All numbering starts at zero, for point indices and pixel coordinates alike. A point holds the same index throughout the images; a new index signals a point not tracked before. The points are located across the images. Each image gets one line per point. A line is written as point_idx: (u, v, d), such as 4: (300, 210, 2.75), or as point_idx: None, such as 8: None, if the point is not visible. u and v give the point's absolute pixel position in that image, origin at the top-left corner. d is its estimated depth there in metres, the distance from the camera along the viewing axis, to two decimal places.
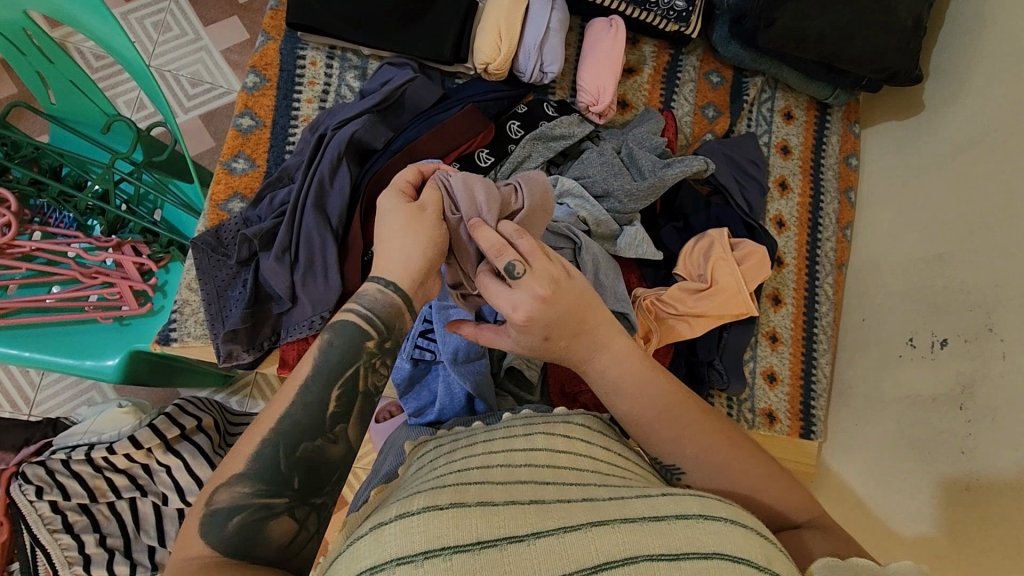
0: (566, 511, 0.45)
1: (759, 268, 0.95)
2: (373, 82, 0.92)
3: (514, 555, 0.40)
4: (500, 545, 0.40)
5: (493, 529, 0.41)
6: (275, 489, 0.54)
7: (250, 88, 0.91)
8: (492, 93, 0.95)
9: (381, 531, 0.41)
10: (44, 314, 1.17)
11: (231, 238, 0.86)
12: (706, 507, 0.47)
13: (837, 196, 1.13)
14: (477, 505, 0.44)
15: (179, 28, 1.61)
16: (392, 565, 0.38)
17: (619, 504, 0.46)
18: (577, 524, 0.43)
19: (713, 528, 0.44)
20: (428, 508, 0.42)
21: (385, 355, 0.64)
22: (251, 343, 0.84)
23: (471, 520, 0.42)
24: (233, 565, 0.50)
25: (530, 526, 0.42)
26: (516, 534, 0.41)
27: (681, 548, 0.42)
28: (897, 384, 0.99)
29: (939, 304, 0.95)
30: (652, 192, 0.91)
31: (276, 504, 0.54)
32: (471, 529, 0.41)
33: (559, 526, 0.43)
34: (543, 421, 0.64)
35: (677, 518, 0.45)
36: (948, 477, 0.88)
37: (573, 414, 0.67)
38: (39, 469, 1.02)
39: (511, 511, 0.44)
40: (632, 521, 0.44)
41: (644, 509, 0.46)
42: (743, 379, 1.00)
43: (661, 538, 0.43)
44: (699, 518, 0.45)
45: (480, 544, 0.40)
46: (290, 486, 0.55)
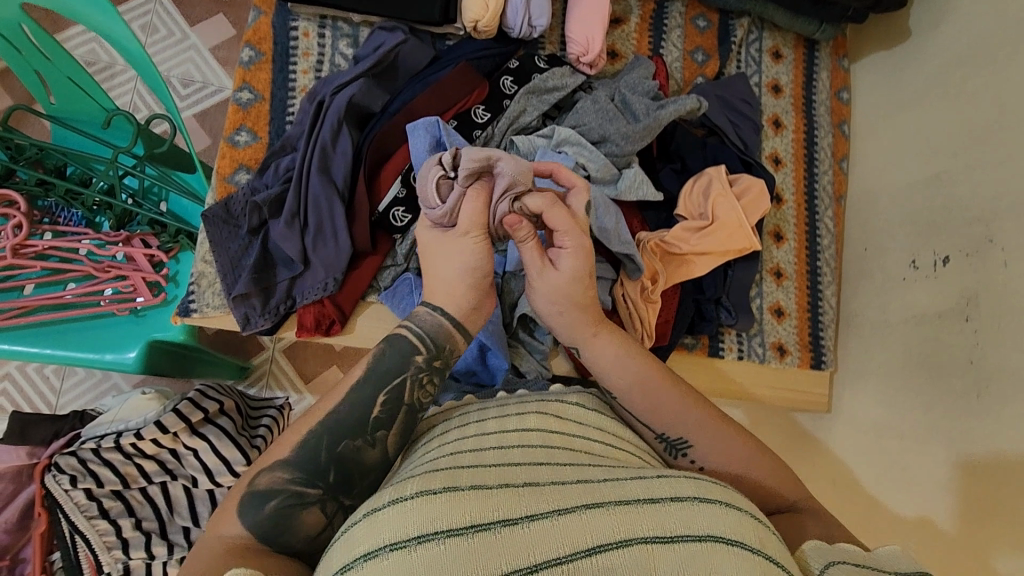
0: (557, 493, 0.50)
1: (759, 200, 0.97)
2: (366, 48, 0.93)
3: (508, 536, 0.46)
4: (495, 529, 0.46)
5: (486, 513, 0.47)
6: (309, 478, 0.62)
7: (247, 62, 0.92)
8: (484, 50, 0.97)
9: (377, 516, 0.48)
10: (64, 310, 1.21)
11: (241, 209, 0.87)
12: (700, 489, 0.51)
13: (830, 130, 1.15)
14: (470, 489, 0.49)
15: (167, 29, 1.62)
16: (389, 549, 0.45)
17: (613, 487, 0.51)
18: (573, 506, 0.48)
19: (707, 509, 0.48)
20: (421, 493, 0.48)
21: (432, 373, 0.71)
22: (268, 309, 0.86)
23: (465, 502, 0.48)
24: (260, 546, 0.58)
25: (523, 509, 0.48)
26: (508, 517, 0.47)
27: (676, 530, 0.46)
28: (903, 305, 1.01)
29: (937, 224, 0.97)
30: (648, 133, 0.93)
31: (308, 494, 0.62)
32: (465, 512, 0.47)
33: (554, 509, 0.48)
34: (536, 401, 0.67)
35: (672, 500, 0.49)
36: (960, 388, 0.89)
37: (568, 393, 0.69)
38: (71, 459, 1.05)
39: (499, 496, 0.49)
40: (627, 504, 0.48)
41: (641, 491, 0.50)
42: (750, 314, 1.03)
43: (656, 520, 0.47)
44: (694, 500, 0.49)
45: (473, 527, 0.46)
46: (325, 479, 0.63)
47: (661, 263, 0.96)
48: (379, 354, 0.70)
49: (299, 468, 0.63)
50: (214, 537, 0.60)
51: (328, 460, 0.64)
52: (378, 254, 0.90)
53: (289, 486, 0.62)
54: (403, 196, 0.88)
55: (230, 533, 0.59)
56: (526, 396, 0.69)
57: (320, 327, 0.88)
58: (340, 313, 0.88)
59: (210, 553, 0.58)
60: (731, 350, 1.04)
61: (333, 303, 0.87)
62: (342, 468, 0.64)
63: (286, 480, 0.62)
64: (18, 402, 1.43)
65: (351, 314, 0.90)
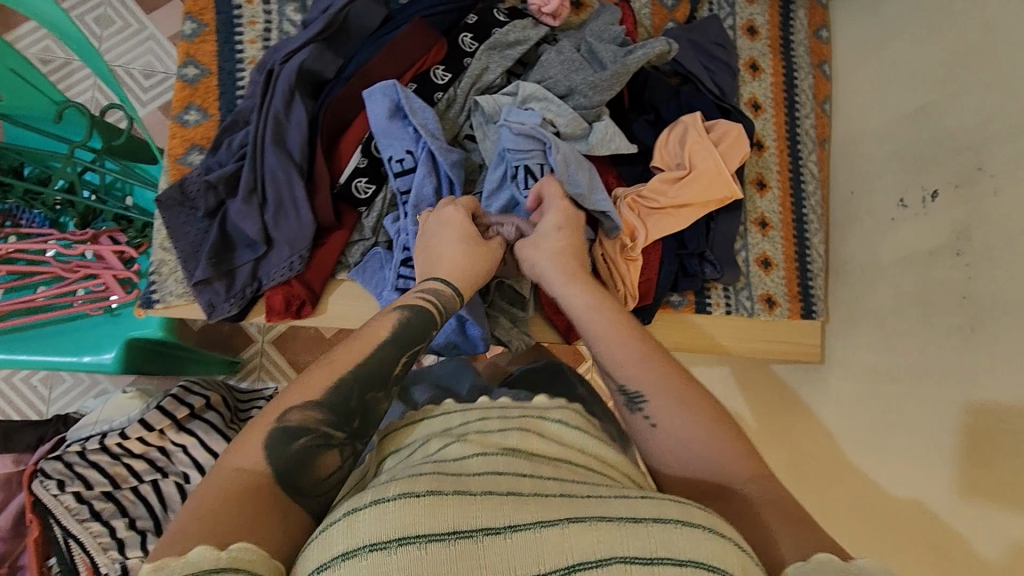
0: (540, 505, 0.48)
1: (738, 145, 0.93)
2: (315, 10, 0.87)
3: (488, 546, 0.44)
4: (475, 538, 0.44)
5: (468, 520, 0.45)
6: (337, 421, 0.59)
7: (189, 34, 0.87)
8: (440, 6, 0.91)
9: (357, 516, 0.45)
10: (36, 315, 1.16)
11: (196, 190, 0.83)
12: (685, 512, 0.48)
13: (810, 71, 1.11)
14: (453, 493, 0.47)
15: (122, 20, 1.55)
16: (366, 551, 0.43)
17: (598, 503, 0.49)
18: (555, 519, 0.46)
19: (690, 534, 0.46)
20: (404, 495, 0.46)
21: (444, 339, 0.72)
22: (234, 293, 0.82)
23: (445, 508, 0.46)
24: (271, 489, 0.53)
25: (505, 519, 0.46)
26: (488, 527, 0.45)
27: (657, 552, 0.44)
28: (893, 246, 0.98)
29: (928, 157, 0.92)
30: (617, 80, 0.89)
31: (335, 436, 0.59)
32: (446, 517, 0.45)
33: (536, 520, 0.46)
34: (519, 414, 0.65)
35: (654, 522, 0.46)
36: (955, 325, 0.86)
37: (551, 408, 0.66)
38: (57, 463, 1.03)
39: (481, 503, 0.47)
40: (610, 521, 0.46)
41: (624, 509, 0.48)
42: (736, 267, 1.00)
43: (639, 539, 0.45)
44: (678, 522, 0.46)
45: (454, 534, 0.44)
46: (349, 426, 0.60)
47: (640, 219, 0.92)
48: (402, 319, 0.68)
49: (330, 410, 0.59)
50: (226, 468, 0.55)
51: (356, 407, 0.61)
52: (345, 229, 0.86)
53: (320, 427, 0.58)
54: (365, 165, 0.85)
55: (253, 467, 0.54)
56: (510, 406, 0.67)
57: (290, 309, 0.85)
58: (310, 293, 0.85)
59: (226, 487, 0.52)
60: (719, 306, 1.02)
61: (301, 282, 0.84)
62: (367, 418, 0.62)
63: (319, 421, 0.58)
64: (7, 411, 1.40)
65: (322, 292, 0.87)
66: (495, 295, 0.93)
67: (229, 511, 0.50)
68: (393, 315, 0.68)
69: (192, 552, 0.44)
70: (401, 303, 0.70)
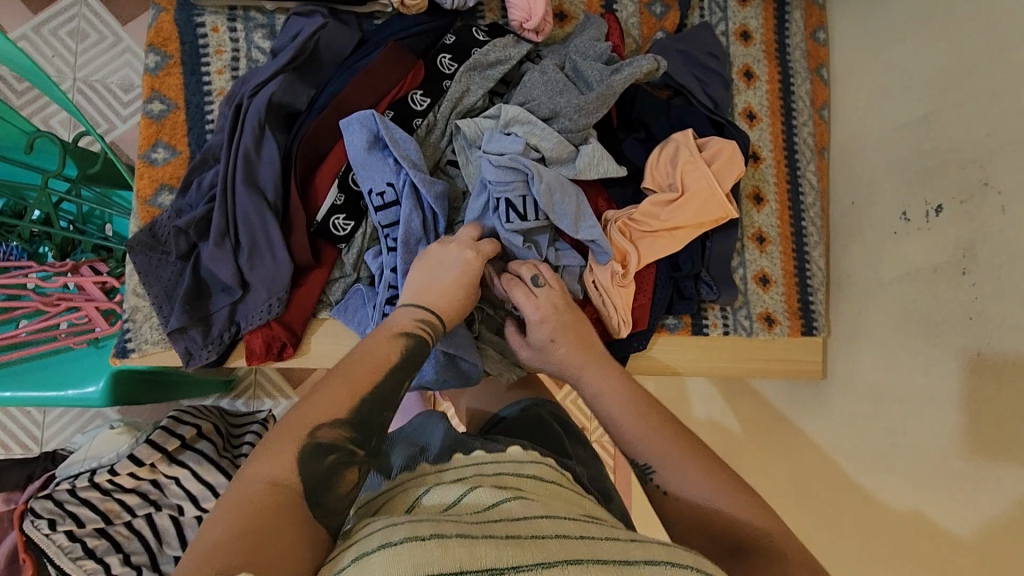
0: (539, 547, 0.47)
1: (732, 163, 0.89)
2: (283, 37, 0.83)
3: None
4: None
5: (476, 560, 0.44)
6: (362, 436, 0.58)
7: (153, 68, 0.83)
8: (415, 27, 0.87)
9: (367, 562, 0.44)
10: (20, 350, 1.14)
11: (168, 234, 0.80)
12: (671, 555, 0.49)
13: (808, 76, 1.06)
14: (458, 537, 0.46)
15: (97, 32, 1.41)
16: None
17: (590, 546, 0.48)
18: (555, 560, 0.45)
19: (679, 574, 0.46)
20: (409, 540, 0.45)
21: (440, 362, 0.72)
22: (211, 339, 0.80)
23: (456, 550, 0.44)
24: (286, 510, 0.50)
25: (510, 560, 0.44)
26: (494, 566, 0.43)
27: None
28: (894, 260, 0.94)
29: (928, 170, 0.88)
30: (603, 101, 0.85)
31: (356, 453, 0.57)
32: (457, 557, 0.44)
33: (538, 561, 0.44)
34: (496, 466, 0.64)
35: (646, 563, 0.47)
36: (959, 346, 0.83)
37: (523, 466, 0.64)
38: (48, 502, 0.99)
39: (485, 544, 0.46)
40: (605, 563, 0.45)
41: (615, 552, 0.47)
42: (733, 287, 0.96)
43: None
44: (666, 564, 0.47)
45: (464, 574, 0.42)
46: (369, 445, 0.59)
47: (632, 244, 0.89)
48: (407, 345, 0.68)
49: (356, 427, 0.58)
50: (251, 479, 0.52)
51: (376, 426, 0.60)
52: (324, 267, 0.83)
53: (348, 444, 0.57)
54: (342, 202, 0.82)
55: (284, 478, 0.52)
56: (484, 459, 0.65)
57: (270, 352, 0.82)
58: (290, 335, 0.82)
59: (259, 496, 0.50)
60: (716, 326, 0.99)
61: (281, 324, 0.81)
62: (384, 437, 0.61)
63: (346, 437, 0.57)
64: (5, 443, 1.33)
65: (303, 333, 0.84)
66: (481, 327, 0.90)
67: (269, 527, 0.48)
68: (398, 340, 0.68)
69: None
70: (401, 328, 0.69)
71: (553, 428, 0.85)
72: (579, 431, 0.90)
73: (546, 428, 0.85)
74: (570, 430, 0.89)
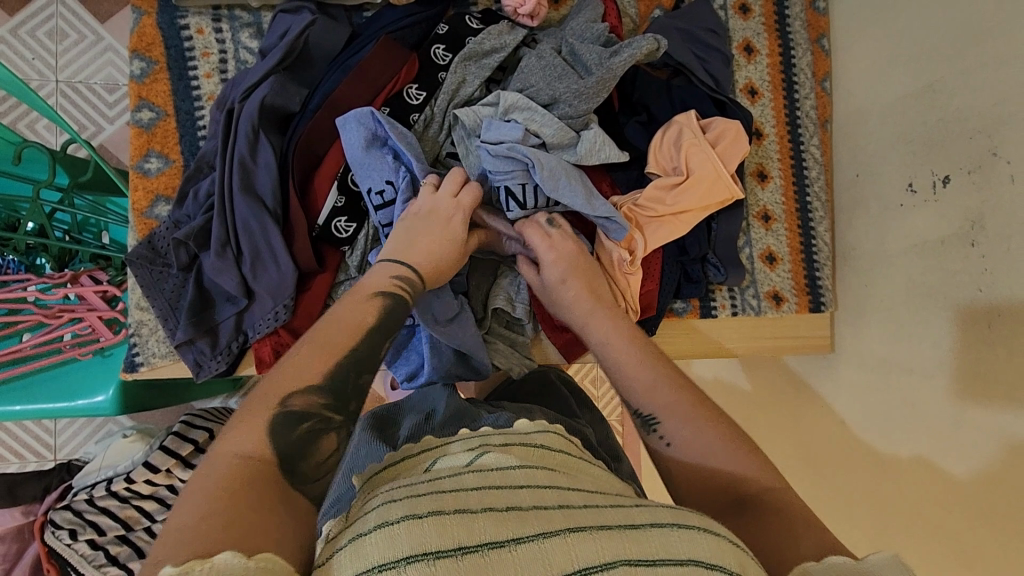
0: (541, 516, 0.47)
1: (737, 143, 0.88)
2: (271, 37, 0.81)
3: (497, 560, 0.43)
4: (482, 552, 0.43)
5: (474, 536, 0.44)
6: (338, 403, 0.58)
7: (138, 74, 0.80)
8: (407, 18, 0.84)
9: (361, 542, 0.44)
10: (25, 364, 1.13)
11: (167, 245, 0.79)
12: (678, 517, 0.50)
13: (809, 47, 1.04)
14: (455, 513, 0.46)
15: (76, 31, 1.37)
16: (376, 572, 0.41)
17: (595, 513, 0.49)
18: (558, 529, 0.46)
19: (686, 535, 0.48)
20: (408, 518, 0.45)
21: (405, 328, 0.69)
22: (219, 350, 0.80)
23: (454, 526, 0.45)
24: (257, 497, 0.48)
25: (510, 532, 0.45)
26: (493, 541, 0.44)
27: (657, 554, 0.46)
28: (901, 233, 0.93)
29: (936, 140, 0.87)
30: (603, 86, 0.83)
31: (333, 418, 0.57)
32: (454, 534, 0.44)
33: (540, 532, 0.45)
34: (502, 434, 0.64)
35: (652, 526, 0.48)
36: (968, 319, 0.82)
37: (534, 432, 0.64)
38: (67, 512, 1.01)
39: (486, 519, 0.46)
40: (609, 528, 0.47)
41: (620, 518, 0.48)
42: (740, 268, 0.95)
43: (640, 545, 0.46)
44: (673, 526, 0.48)
45: (462, 549, 0.43)
46: (347, 408, 0.59)
47: (639, 230, 0.87)
48: (385, 308, 0.66)
49: (330, 393, 0.58)
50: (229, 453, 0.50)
51: (354, 389, 0.60)
52: (328, 271, 0.83)
53: (321, 411, 0.57)
54: (342, 204, 0.80)
55: (256, 452, 0.52)
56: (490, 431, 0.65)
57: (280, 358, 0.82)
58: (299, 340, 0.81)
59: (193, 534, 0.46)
60: (725, 308, 0.99)
61: (289, 330, 0.81)
62: (364, 400, 0.61)
63: (321, 404, 0.57)
64: (17, 454, 1.33)
65: None
66: (492, 322, 0.91)
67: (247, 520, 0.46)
68: (374, 302, 0.66)
69: (218, 556, 0.41)
70: (376, 287, 0.68)
71: (563, 393, 0.84)
72: (587, 398, 0.89)
73: (558, 396, 0.83)
74: (579, 396, 0.88)
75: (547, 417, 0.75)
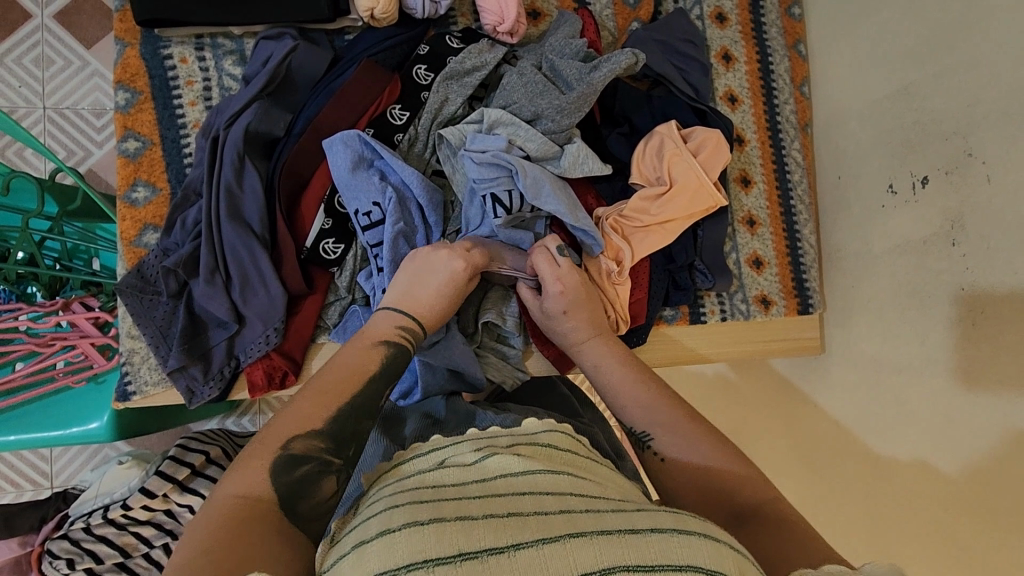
0: (541, 523, 0.46)
1: (719, 151, 0.89)
2: (254, 63, 0.82)
3: (495, 564, 0.42)
4: (481, 558, 0.42)
5: (473, 542, 0.43)
6: (338, 447, 0.59)
7: (123, 105, 0.82)
8: (388, 40, 0.86)
9: (364, 551, 0.45)
10: (21, 394, 1.12)
11: (157, 274, 0.80)
12: (679, 522, 0.47)
13: (786, 53, 1.06)
14: (456, 519, 0.46)
15: (62, 57, 1.37)
16: None
17: (595, 517, 0.47)
18: (558, 536, 0.45)
19: (686, 541, 0.45)
20: (408, 525, 0.45)
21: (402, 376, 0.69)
22: (212, 376, 0.80)
23: (453, 532, 0.44)
24: (257, 532, 0.49)
25: (510, 538, 0.44)
26: (493, 546, 0.43)
27: (655, 560, 0.43)
28: (884, 235, 0.94)
29: (913, 141, 0.88)
30: (584, 101, 0.84)
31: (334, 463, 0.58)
32: (452, 540, 0.44)
33: (540, 537, 0.44)
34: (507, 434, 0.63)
35: (652, 531, 0.46)
36: (953, 319, 0.83)
37: (539, 431, 0.64)
38: (64, 542, 1.00)
39: (484, 526, 0.45)
40: (608, 534, 0.45)
41: (620, 522, 0.46)
42: (727, 274, 0.97)
43: (637, 550, 0.44)
44: (674, 531, 0.46)
45: (462, 556, 0.42)
46: (347, 453, 0.60)
47: (625, 240, 0.88)
48: (389, 354, 0.68)
49: (331, 438, 0.59)
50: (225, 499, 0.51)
51: (351, 435, 0.60)
52: (318, 293, 0.83)
53: (320, 454, 0.57)
54: (330, 226, 0.81)
55: (252, 491, 0.53)
56: (499, 432, 0.64)
57: (273, 382, 0.82)
58: (291, 362, 0.82)
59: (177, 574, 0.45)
60: (714, 313, 0.99)
61: (281, 353, 0.81)
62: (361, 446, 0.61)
63: (320, 448, 0.58)
64: (13, 482, 1.33)
65: (303, 360, 0.83)
66: (483, 337, 0.92)
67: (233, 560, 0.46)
68: (376, 349, 0.68)
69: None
70: (382, 336, 0.70)
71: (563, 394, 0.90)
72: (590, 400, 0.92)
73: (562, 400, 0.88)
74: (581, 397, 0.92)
75: (556, 417, 0.77)
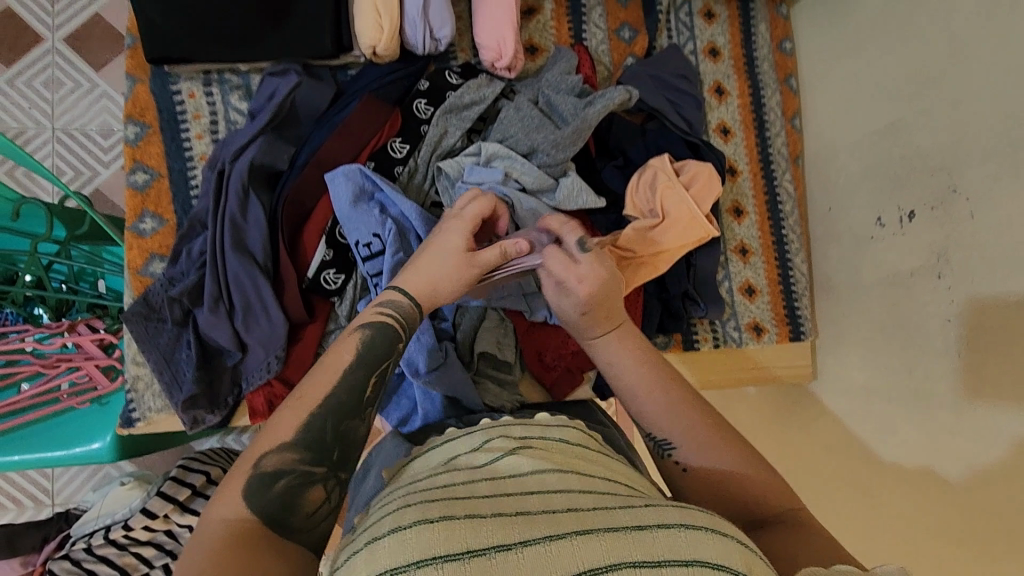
0: (548, 519, 0.44)
1: (710, 184, 0.92)
2: (259, 98, 0.85)
3: (501, 562, 0.39)
4: (489, 555, 0.39)
5: (479, 538, 0.41)
6: (316, 456, 0.54)
7: (132, 139, 0.84)
8: (390, 75, 0.88)
9: (374, 548, 0.41)
10: (23, 415, 1.12)
11: (161, 301, 0.82)
12: (686, 516, 0.44)
13: (777, 87, 1.08)
14: (466, 517, 0.43)
15: (72, 80, 1.41)
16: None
17: (603, 513, 0.44)
18: (565, 532, 0.42)
19: (692, 535, 0.42)
20: (419, 523, 0.42)
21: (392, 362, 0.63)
22: (216, 403, 0.82)
23: (459, 529, 0.41)
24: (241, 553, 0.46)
25: (517, 534, 0.41)
26: (501, 542, 0.41)
27: (662, 554, 0.40)
28: (874, 265, 0.96)
29: (900, 177, 0.90)
30: (579, 135, 0.86)
31: (316, 471, 0.53)
32: (459, 538, 0.40)
33: (546, 534, 0.41)
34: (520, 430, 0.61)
35: (661, 527, 0.42)
36: (939, 349, 0.85)
37: (550, 428, 0.62)
38: (65, 561, 0.99)
39: (493, 523, 0.43)
40: (616, 529, 0.42)
41: (627, 518, 0.43)
42: (719, 302, 0.99)
43: (643, 545, 0.41)
44: (683, 527, 0.43)
45: (468, 553, 0.39)
46: (329, 457, 0.54)
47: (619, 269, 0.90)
48: (367, 338, 0.62)
49: (305, 448, 0.53)
50: (212, 521, 0.49)
51: (333, 437, 0.55)
52: (318, 321, 0.85)
53: (300, 466, 0.53)
54: (330, 257, 0.83)
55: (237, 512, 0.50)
56: (509, 421, 0.63)
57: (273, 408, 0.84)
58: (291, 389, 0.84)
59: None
60: (706, 340, 1.02)
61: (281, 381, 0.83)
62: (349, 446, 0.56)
63: (297, 459, 0.53)
64: (15, 500, 1.34)
65: None
66: (480, 364, 0.93)
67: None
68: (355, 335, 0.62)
69: None
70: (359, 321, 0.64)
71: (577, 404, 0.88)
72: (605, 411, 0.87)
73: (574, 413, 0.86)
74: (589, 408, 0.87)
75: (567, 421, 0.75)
